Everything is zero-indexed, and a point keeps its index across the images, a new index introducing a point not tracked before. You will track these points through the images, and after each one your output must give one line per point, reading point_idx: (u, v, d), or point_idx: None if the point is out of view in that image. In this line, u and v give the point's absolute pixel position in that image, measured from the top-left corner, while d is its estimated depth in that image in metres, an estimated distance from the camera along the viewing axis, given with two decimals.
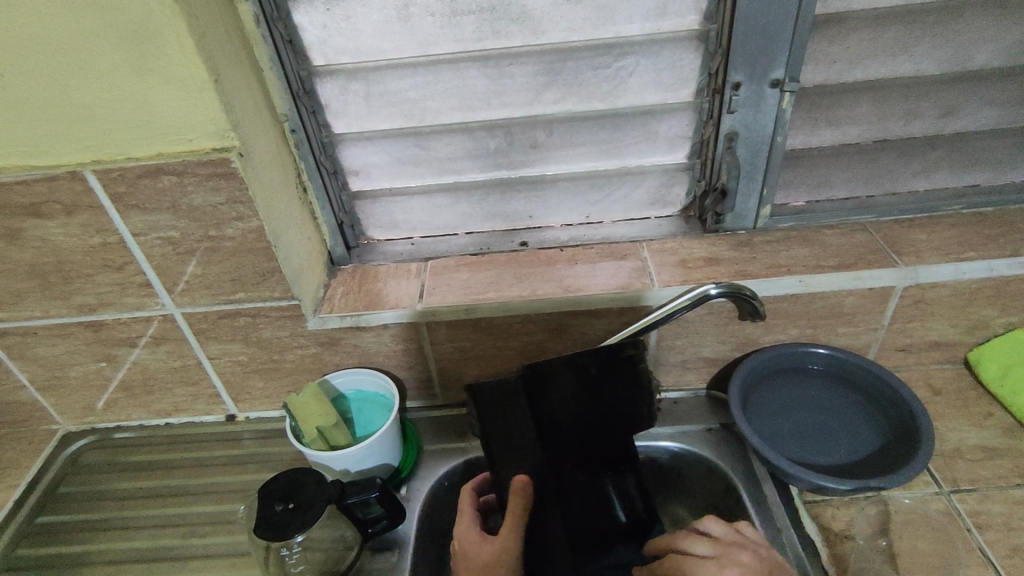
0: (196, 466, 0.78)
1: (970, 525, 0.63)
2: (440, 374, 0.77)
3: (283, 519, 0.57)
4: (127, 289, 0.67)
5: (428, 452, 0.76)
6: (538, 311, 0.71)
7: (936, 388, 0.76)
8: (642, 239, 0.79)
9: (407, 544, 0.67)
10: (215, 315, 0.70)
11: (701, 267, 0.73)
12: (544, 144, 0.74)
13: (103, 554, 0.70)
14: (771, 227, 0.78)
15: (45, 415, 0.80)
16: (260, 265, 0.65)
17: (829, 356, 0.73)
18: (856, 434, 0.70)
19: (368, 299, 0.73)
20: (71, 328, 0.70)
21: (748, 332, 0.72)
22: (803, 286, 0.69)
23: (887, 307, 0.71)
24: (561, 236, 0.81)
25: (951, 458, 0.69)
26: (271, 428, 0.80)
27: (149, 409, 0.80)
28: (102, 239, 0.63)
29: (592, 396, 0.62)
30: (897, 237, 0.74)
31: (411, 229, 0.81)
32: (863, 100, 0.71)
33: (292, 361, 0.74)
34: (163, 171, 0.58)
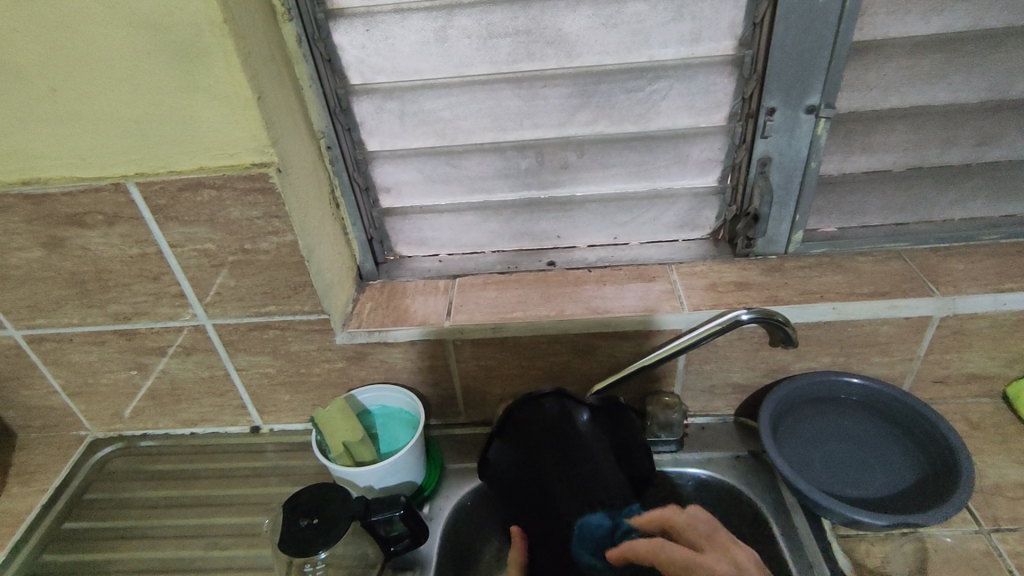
0: (220, 477, 0.78)
1: (1012, 567, 0.61)
2: (465, 392, 0.76)
3: (308, 534, 0.56)
4: (162, 300, 0.68)
5: (451, 471, 0.75)
6: (566, 331, 0.70)
7: (973, 422, 0.74)
8: (671, 262, 0.78)
9: (430, 564, 0.66)
10: (245, 327, 0.70)
11: (731, 291, 0.72)
12: (574, 165, 0.74)
13: (125, 562, 0.70)
14: (804, 253, 0.77)
15: (75, 421, 0.81)
16: (292, 279, 0.66)
17: (863, 385, 0.71)
18: (891, 468, 0.68)
19: (395, 316, 0.73)
20: (105, 336, 0.71)
21: (778, 358, 0.71)
22: (837, 313, 0.68)
23: (923, 337, 0.70)
24: (589, 257, 0.81)
25: (991, 495, 0.67)
26: (295, 441, 0.80)
27: (176, 418, 0.81)
28: (141, 250, 0.64)
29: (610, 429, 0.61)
30: (934, 267, 0.73)
31: (440, 245, 0.82)
32: (900, 127, 0.70)
33: (319, 375, 0.75)
34: (202, 185, 0.59)
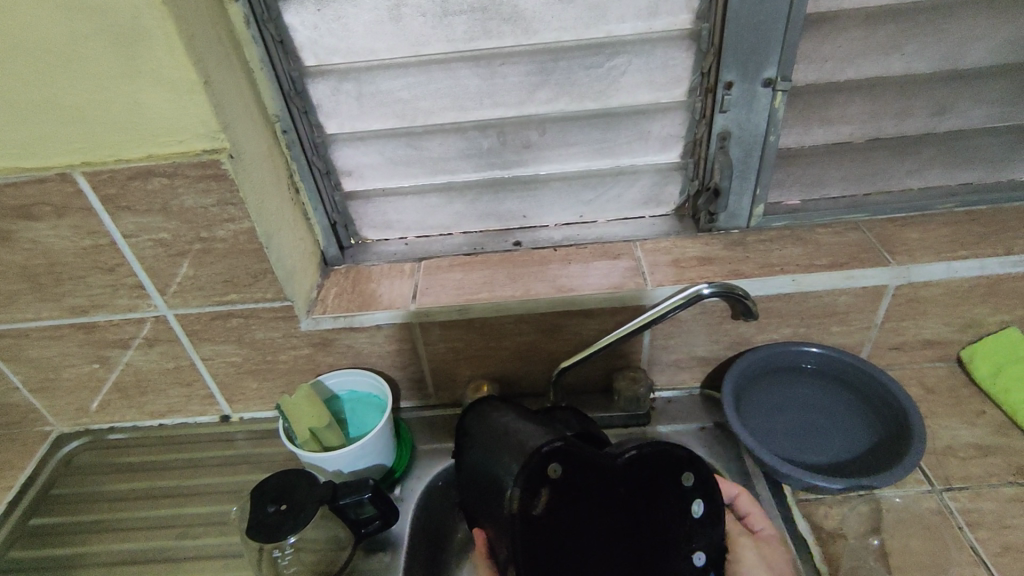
0: (191, 467, 0.77)
1: (962, 523, 0.63)
2: (434, 374, 0.77)
3: (276, 520, 0.57)
4: (119, 291, 0.67)
5: (422, 453, 0.76)
6: (531, 311, 0.71)
7: (929, 386, 0.76)
8: (636, 239, 0.79)
9: (401, 545, 0.67)
10: (207, 317, 0.70)
11: (694, 267, 0.73)
12: (536, 144, 0.74)
13: (95, 556, 0.70)
14: (765, 226, 0.78)
15: (39, 417, 0.80)
16: (252, 267, 0.65)
17: (822, 355, 0.72)
18: (848, 434, 0.70)
19: (360, 300, 0.73)
20: (63, 330, 0.70)
21: (741, 331, 0.73)
22: (796, 285, 0.69)
23: (879, 305, 0.71)
24: (555, 236, 0.81)
25: (944, 456, 0.69)
26: (266, 429, 0.80)
27: (142, 410, 0.80)
28: (94, 241, 0.62)
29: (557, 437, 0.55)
30: (889, 236, 0.74)
31: (404, 229, 0.81)
32: (855, 99, 0.70)
33: (286, 362, 0.74)
34: (152, 173, 0.58)
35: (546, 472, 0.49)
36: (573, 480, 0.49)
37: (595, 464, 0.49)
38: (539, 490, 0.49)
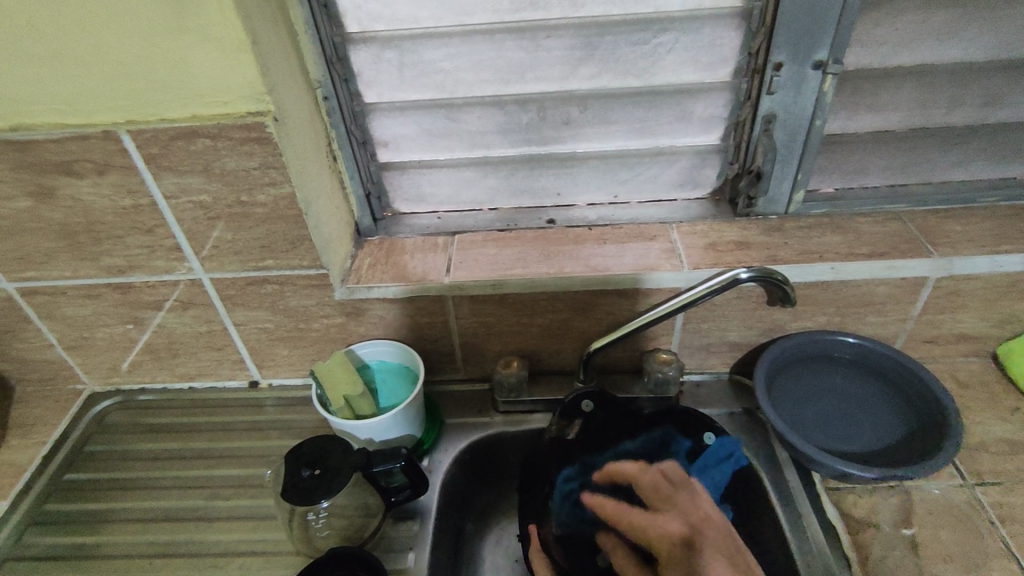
0: (220, 430, 0.78)
1: (993, 517, 0.63)
2: (464, 349, 0.77)
3: (311, 484, 0.57)
4: (157, 252, 0.67)
5: (449, 426, 0.76)
6: (566, 288, 0.71)
7: (962, 381, 0.75)
8: (671, 221, 0.78)
9: (429, 514, 0.67)
10: (243, 282, 0.70)
11: (731, 251, 0.72)
12: (576, 120, 0.73)
13: (125, 511, 0.71)
14: (803, 213, 0.77)
15: (72, 374, 0.81)
16: (291, 233, 0.65)
17: (857, 346, 0.72)
18: (880, 424, 0.70)
19: (394, 271, 0.73)
20: (100, 289, 0.71)
21: (775, 318, 0.72)
22: (835, 273, 0.68)
23: (918, 297, 0.71)
24: (589, 215, 0.80)
25: (976, 451, 0.69)
26: (294, 396, 0.81)
27: (173, 372, 0.81)
28: (135, 201, 0.63)
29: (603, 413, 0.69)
30: (932, 228, 0.73)
31: (438, 202, 0.81)
32: (906, 86, 0.69)
33: (318, 330, 0.75)
34: (197, 134, 0.58)
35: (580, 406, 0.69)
36: (599, 418, 0.69)
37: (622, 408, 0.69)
38: (573, 419, 0.69)
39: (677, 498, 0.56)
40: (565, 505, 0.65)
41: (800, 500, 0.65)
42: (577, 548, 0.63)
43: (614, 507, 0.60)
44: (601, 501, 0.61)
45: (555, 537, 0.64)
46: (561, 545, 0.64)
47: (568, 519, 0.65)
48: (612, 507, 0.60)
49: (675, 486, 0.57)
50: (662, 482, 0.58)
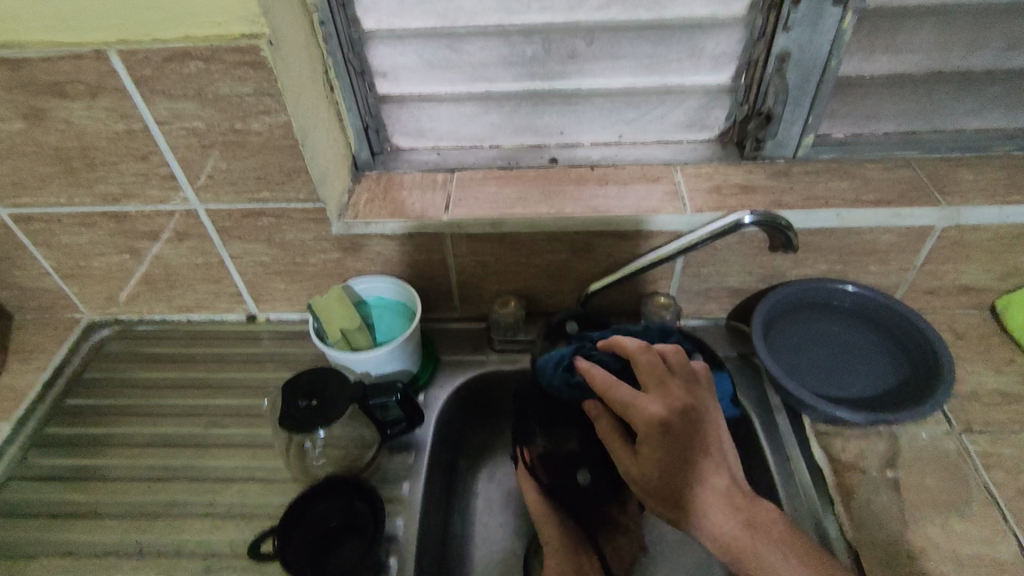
0: (219, 361, 0.79)
1: (977, 465, 0.64)
2: (462, 288, 0.77)
3: (307, 415, 0.58)
4: (151, 181, 0.66)
5: (446, 363, 0.77)
6: (566, 229, 0.70)
7: (959, 332, 0.75)
8: (676, 163, 0.76)
9: (424, 448, 0.69)
10: (239, 213, 0.69)
11: (735, 194, 0.71)
12: (582, 55, 0.70)
13: (128, 436, 0.72)
14: (812, 158, 0.75)
15: (71, 304, 0.81)
16: (287, 164, 0.64)
17: (857, 294, 0.72)
18: (874, 372, 0.70)
19: (392, 207, 0.72)
20: (95, 217, 0.70)
21: (777, 264, 0.71)
22: (840, 220, 0.67)
23: (922, 246, 0.70)
24: (592, 155, 0.78)
25: (966, 400, 0.69)
26: (292, 330, 0.81)
27: (171, 303, 0.81)
28: (127, 126, 0.61)
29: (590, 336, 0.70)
30: (942, 176, 0.71)
31: (437, 138, 0.79)
32: (928, 26, 0.66)
33: (315, 265, 0.74)
34: (188, 56, 0.55)
35: (564, 329, 0.71)
36: (586, 340, 0.70)
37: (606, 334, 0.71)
38: (558, 340, 0.70)
39: (669, 385, 0.56)
40: (551, 426, 0.67)
41: (788, 443, 0.66)
42: (561, 465, 0.66)
43: (603, 380, 0.57)
44: (592, 371, 0.59)
45: (540, 455, 0.67)
46: (544, 461, 0.67)
47: (554, 437, 0.67)
48: (604, 378, 0.57)
49: (667, 377, 0.57)
50: (648, 360, 0.58)
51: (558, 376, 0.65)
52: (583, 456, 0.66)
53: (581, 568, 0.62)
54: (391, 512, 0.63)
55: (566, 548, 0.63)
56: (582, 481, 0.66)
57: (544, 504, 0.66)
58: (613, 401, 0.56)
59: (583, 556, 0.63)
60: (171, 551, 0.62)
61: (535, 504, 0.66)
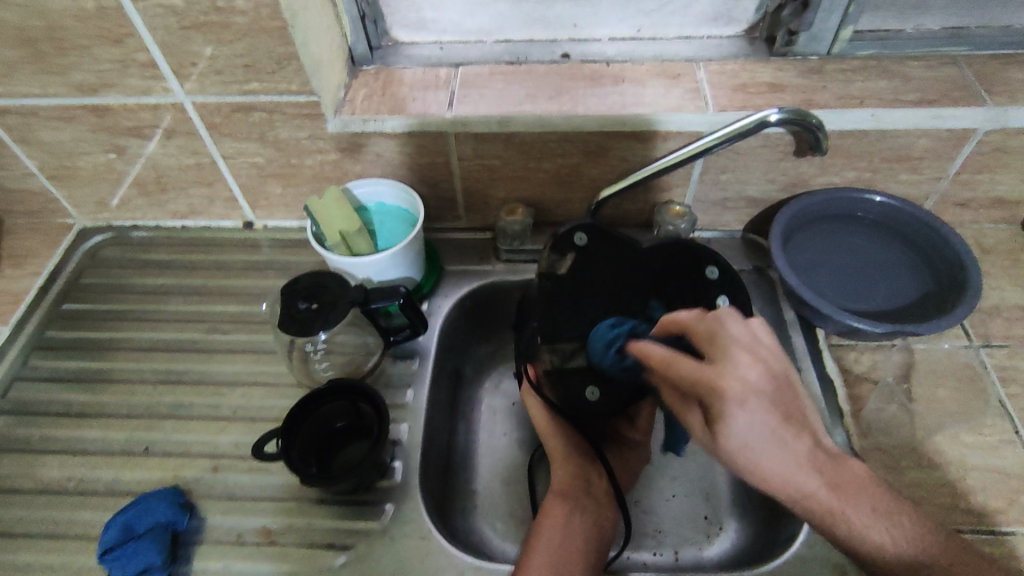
0: (217, 269, 0.77)
1: (993, 379, 0.63)
2: (466, 194, 0.73)
3: (308, 316, 0.56)
4: (131, 69, 0.61)
5: (449, 273, 0.74)
6: (577, 129, 0.65)
7: (986, 246, 0.72)
8: (700, 59, 0.70)
9: (428, 355, 0.68)
10: (228, 108, 0.64)
11: (762, 93, 0.66)
12: None
13: (127, 341, 0.71)
14: (848, 54, 0.69)
15: (61, 208, 0.78)
16: (276, 50, 0.58)
17: (884, 204, 0.68)
18: (895, 283, 0.67)
19: (392, 103, 0.67)
20: (75, 111, 0.65)
21: (801, 171, 0.67)
22: (874, 121, 0.62)
23: (960, 152, 0.65)
24: (608, 50, 0.72)
25: (988, 315, 0.67)
26: (291, 238, 0.78)
27: (164, 209, 0.78)
28: (98, 4, 0.55)
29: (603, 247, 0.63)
30: (990, 74, 0.65)
31: (441, 31, 0.73)
32: None
33: (312, 167, 0.70)
34: None
35: (573, 240, 0.63)
36: (594, 252, 0.62)
37: (619, 241, 0.63)
38: (566, 252, 0.62)
39: (731, 350, 0.45)
40: (558, 339, 0.59)
41: (801, 356, 0.64)
42: (569, 382, 0.58)
43: (664, 353, 0.48)
44: (674, 321, 0.49)
45: (546, 372, 0.59)
46: (552, 378, 0.59)
47: (559, 349, 0.59)
48: (663, 353, 0.48)
49: (725, 332, 0.46)
50: (705, 331, 0.47)
51: (608, 338, 0.57)
52: (593, 369, 0.58)
53: (587, 480, 0.62)
54: (396, 417, 0.63)
55: (572, 459, 0.63)
56: (591, 397, 0.57)
57: (549, 418, 0.65)
58: (676, 375, 0.47)
59: (590, 471, 0.63)
60: (178, 452, 0.62)
61: (541, 419, 0.66)
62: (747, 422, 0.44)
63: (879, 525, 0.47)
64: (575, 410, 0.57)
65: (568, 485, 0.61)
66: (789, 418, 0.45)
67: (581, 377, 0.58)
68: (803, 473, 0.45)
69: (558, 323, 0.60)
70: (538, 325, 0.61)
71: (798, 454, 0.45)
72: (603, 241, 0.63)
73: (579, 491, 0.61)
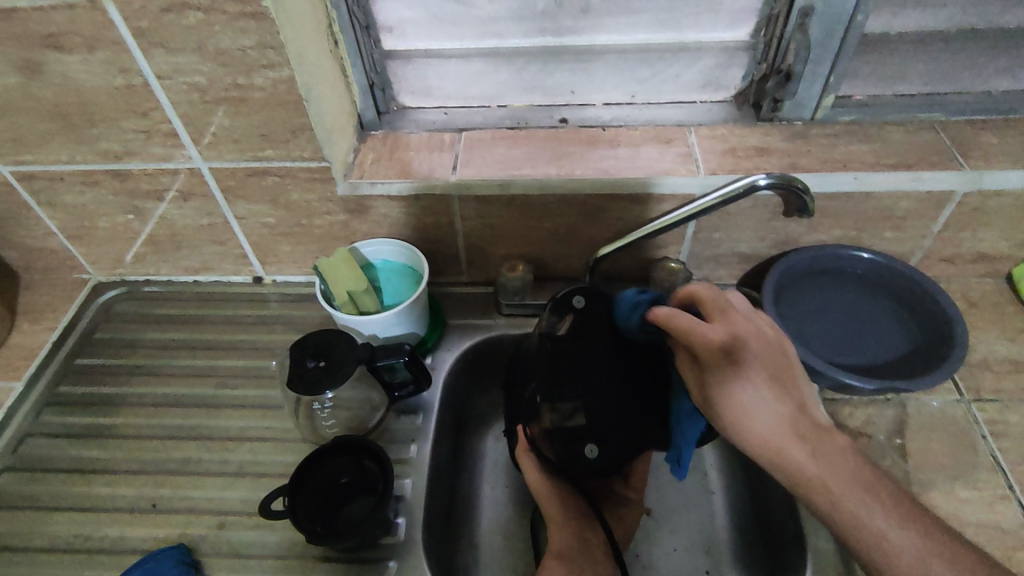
0: (227, 323, 0.79)
1: (985, 433, 0.64)
2: (469, 251, 0.76)
3: (316, 375, 0.58)
4: (153, 138, 0.64)
5: (452, 327, 0.77)
6: (575, 192, 0.68)
7: (973, 300, 0.74)
8: (691, 124, 0.74)
9: (432, 409, 0.69)
10: (243, 173, 0.68)
11: (751, 157, 0.69)
12: (596, 9, 0.68)
13: (138, 395, 0.73)
14: (831, 119, 0.72)
15: (78, 264, 0.81)
16: (291, 121, 0.62)
17: (872, 261, 0.71)
18: (886, 339, 0.69)
19: (399, 168, 0.70)
20: (98, 176, 0.69)
21: (790, 230, 0.70)
22: (857, 184, 0.66)
23: (942, 213, 0.68)
24: (603, 115, 0.76)
25: (977, 369, 0.69)
26: (298, 293, 0.81)
27: (177, 265, 0.81)
28: (126, 81, 0.59)
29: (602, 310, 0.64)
30: (966, 139, 0.69)
31: (445, 97, 0.77)
32: None
33: (321, 227, 0.73)
34: (188, 7, 0.53)
35: (570, 302, 0.65)
36: (592, 316, 0.64)
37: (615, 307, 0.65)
38: (565, 314, 0.64)
39: (733, 315, 0.50)
40: (559, 399, 0.60)
41: None
42: (570, 441, 0.59)
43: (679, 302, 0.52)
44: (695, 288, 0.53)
45: (547, 430, 0.60)
46: (552, 437, 0.60)
47: (559, 410, 0.60)
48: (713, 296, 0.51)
49: (731, 309, 0.51)
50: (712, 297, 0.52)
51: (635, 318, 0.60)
52: (593, 428, 0.58)
53: (586, 541, 0.62)
54: (400, 472, 0.64)
55: (570, 520, 0.63)
56: (590, 455, 0.58)
57: (544, 480, 0.65)
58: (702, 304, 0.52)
59: (588, 530, 0.63)
60: (184, 508, 0.63)
61: (537, 480, 0.65)
62: (756, 395, 0.48)
63: (845, 479, 0.47)
64: (575, 471, 0.61)
65: (567, 547, 0.61)
66: (773, 381, 0.49)
67: (582, 437, 0.58)
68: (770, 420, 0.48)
69: (559, 382, 0.61)
70: (539, 383, 0.62)
71: (780, 414, 0.48)
72: (600, 305, 0.64)
73: (579, 552, 0.61)
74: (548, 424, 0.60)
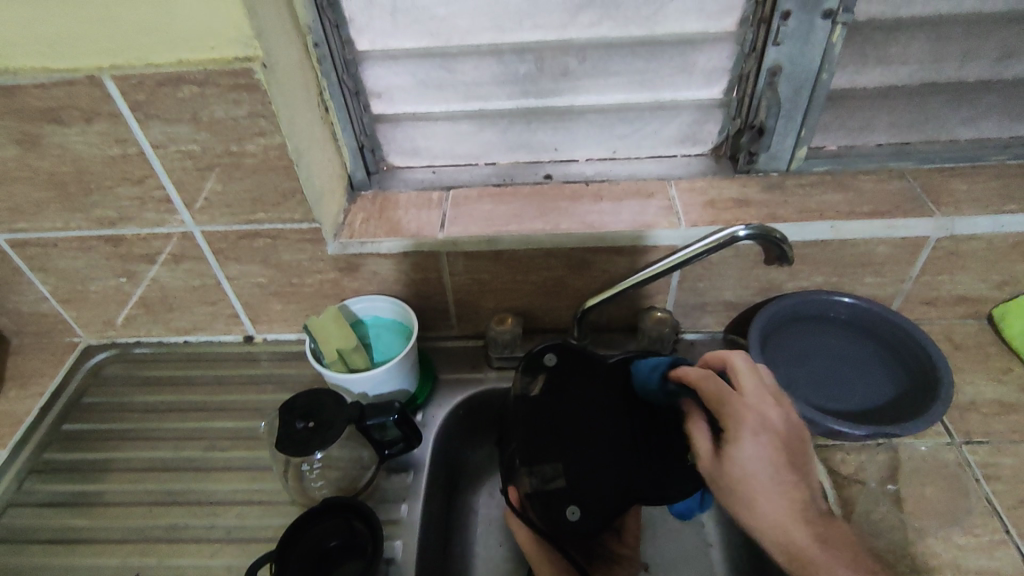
0: (217, 384, 0.79)
1: (978, 476, 0.64)
2: (459, 305, 0.77)
3: (304, 436, 0.58)
4: (147, 204, 0.66)
5: (443, 381, 0.77)
6: (561, 246, 0.70)
7: (956, 342, 0.75)
8: (671, 177, 0.77)
9: (423, 467, 0.68)
10: (234, 235, 0.69)
11: (730, 208, 0.71)
12: (575, 72, 0.71)
13: (125, 461, 0.72)
14: (805, 170, 0.75)
15: (68, 327, 0.81)
16: (281, 185, 0.64)
17: (853, 306, 0.72)
18: (873, 383, 0.70)
19: (388, 226, 0.72)
20: (92, 242, 0.70)
21: (772, 277, 0.72)
22: (834, 232, 0.68)
23: (919, 257, 0.70)
24: (586, 171, 0.79)
25: (966, 411, 0.69)
26: (289, 350, 0.81)
27: (168, 325, 0.81)
28: (122, 150, 0.61)
29: (573, 367, 0.67)
30: (936, 187, 0.71)
31: (433, 156, 0.79)
32: (918, 38, 0.66)
33: (312, 285, 0.74)
34: (183, 81, 0.56)
35: (542, 360, 0.67)
36: (563, 372, 0.66)
37: (586, 362, 0.67)
38: (537, 373, 0.67)
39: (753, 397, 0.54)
40: (536, 463, 0.61)
41: None
42: (551, 504, 0.59)
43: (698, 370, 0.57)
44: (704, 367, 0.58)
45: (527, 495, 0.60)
46: (533, 501, 0.60)
47: (539, 473, 0.61)
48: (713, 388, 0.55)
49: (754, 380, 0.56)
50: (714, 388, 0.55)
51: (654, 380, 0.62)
52: (573, 491, 0.59)
53: None
54: (390, 534, 0.63)
55: None
56: (572, 517, 0.58)
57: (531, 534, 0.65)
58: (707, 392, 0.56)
59: None
60: None
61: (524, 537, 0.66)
62: (753, 449, 0.52)
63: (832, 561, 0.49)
64: (562, 538, 0.60)
65: None
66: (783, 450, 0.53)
67: (563, 498, 0.59)
68: (778, 489, 0.52)
69: (536, 444, 0.62)
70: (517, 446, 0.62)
71: (784, 493, 0.52)
72: (572, 362, 0.67)
73: None
74: (528, 489, 0.60)
